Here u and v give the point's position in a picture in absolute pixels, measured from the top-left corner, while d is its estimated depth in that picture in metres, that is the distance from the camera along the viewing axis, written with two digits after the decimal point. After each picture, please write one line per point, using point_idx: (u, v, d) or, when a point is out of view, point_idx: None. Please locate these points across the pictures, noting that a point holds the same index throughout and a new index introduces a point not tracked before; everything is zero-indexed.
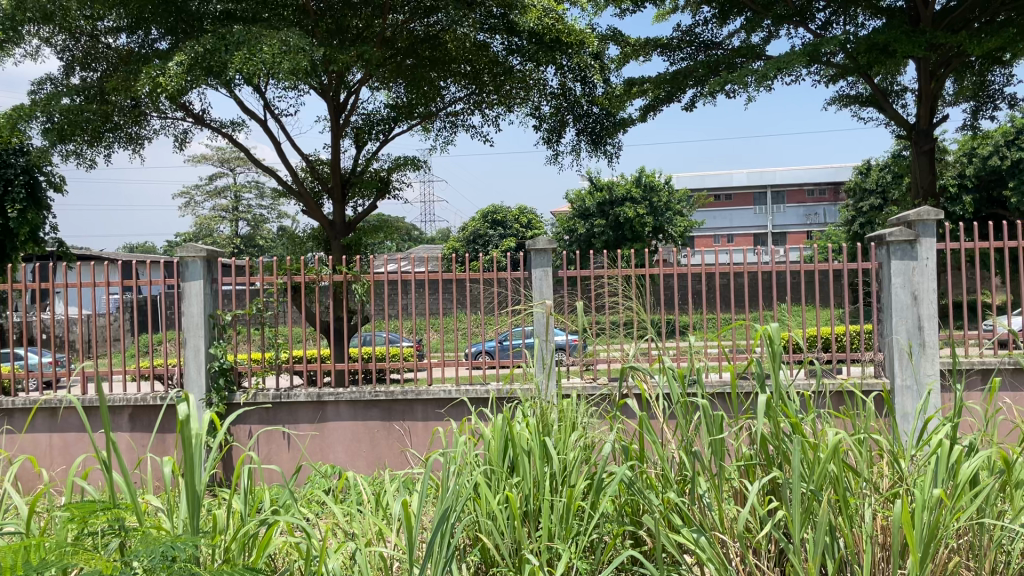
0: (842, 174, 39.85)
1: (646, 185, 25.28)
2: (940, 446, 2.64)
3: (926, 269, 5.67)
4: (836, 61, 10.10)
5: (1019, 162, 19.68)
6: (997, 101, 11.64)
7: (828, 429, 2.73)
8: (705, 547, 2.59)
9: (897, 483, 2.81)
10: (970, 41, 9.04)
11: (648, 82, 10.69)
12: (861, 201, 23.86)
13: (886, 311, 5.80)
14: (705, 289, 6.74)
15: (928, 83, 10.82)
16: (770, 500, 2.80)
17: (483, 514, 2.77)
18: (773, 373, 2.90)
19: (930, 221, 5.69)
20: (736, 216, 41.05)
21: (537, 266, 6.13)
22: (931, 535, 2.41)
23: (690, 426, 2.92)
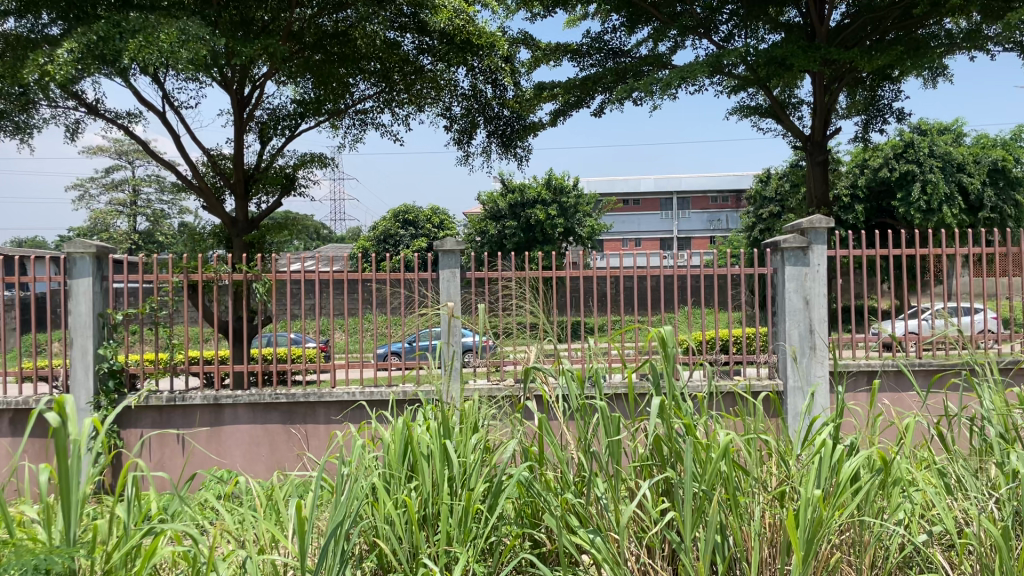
0: (743, 181, 41.23)
1: (556, 187, 25.55)
2: (823, 446, 2.75)
3: (818, 275, 5.92)
4: (737, 72, 10.43)
5: (905, 174, 20.75)
6: (886, 116, 12.23)
7: (720, 430, 2.81)
8: (600, 547, 2.62)
9: (785, 482, 2.91)
10: (862, 57, 9.46)
11: (557, 86, 10.81)
12: (761, 208, 24.79)
13: (780, 317, 6.02)
14: (610, 292, 6.85)
15: (822, 96, 11.30)
16: (663, 499, 2.85)
17: (381, 519, 2.73)
18: (669, 376, 2.96)
19: (822, 229, 5.89)
20: (643, 220, 41.96)
21: (444, 266, 6.08)
22: (813, 531, 2.51)
23: (587, 427, 2.96)
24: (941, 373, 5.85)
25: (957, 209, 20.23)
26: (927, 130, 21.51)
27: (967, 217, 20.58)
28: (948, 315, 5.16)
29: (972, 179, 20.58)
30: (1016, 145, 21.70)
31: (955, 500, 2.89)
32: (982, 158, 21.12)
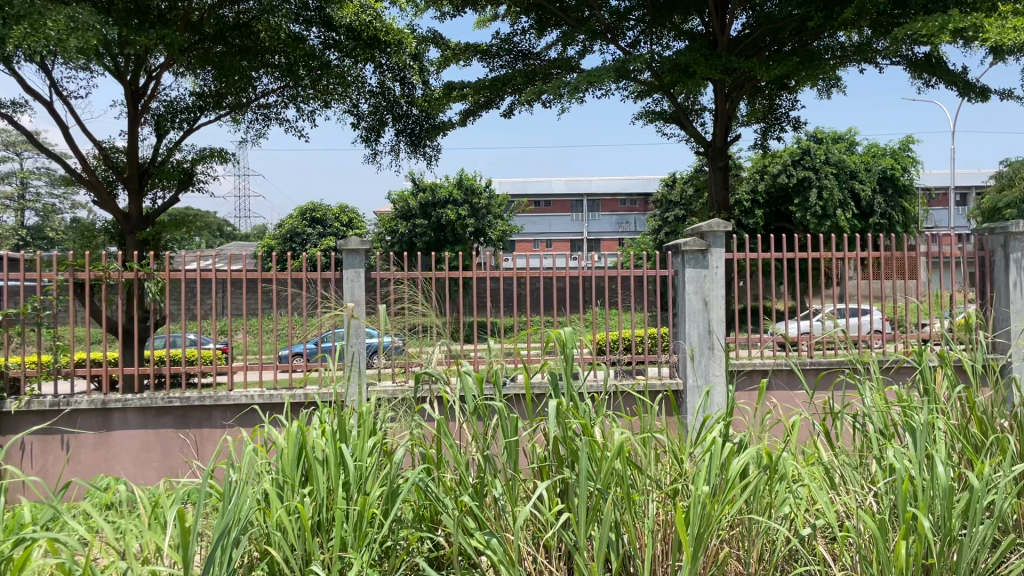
0: (651, 185, 42.15)
1: (467, 188, 25.52)
2: (713, 444, 2.82)
3: (716, 277, 6.10)
4: (644, 78, 10.65)
5: (803, 180, 21.62)
6: (783, 124, 12.70)
7: (616, 429, 2.85)
8: (496, 549, 2.61)
9: (678, 479, 2.97)
10: (761, 67, 9.79)
11: (467, 87, 10.80)
12: (668, 212, 25.45)
13: (680, 317, 6.17)
14: (517, 294, 6.86)
15: (723, 103, 11.62)
16: (559, 500, 2.86)
17: (272, 526, 2.65)
18: (566, 376, 2.98)
19: (720, 233, 6.08)
20: (554, 222, 42.43)
21: (348, 266, 5.95)
22: (703, 526, 2.57)
23: (486, 430, 2.94)
24: (825, 372, 6.14)
25: (850, 215, 21.32)
26: (822, 138, 22.47)
27: (859, 223, 21.72)
28: (835, 316, 5.39)
29: (863, 187, 21.63)
30: (903, 154, 22.71)
31: (838, 495, 3.01)
32: (872, 166, 22.06)
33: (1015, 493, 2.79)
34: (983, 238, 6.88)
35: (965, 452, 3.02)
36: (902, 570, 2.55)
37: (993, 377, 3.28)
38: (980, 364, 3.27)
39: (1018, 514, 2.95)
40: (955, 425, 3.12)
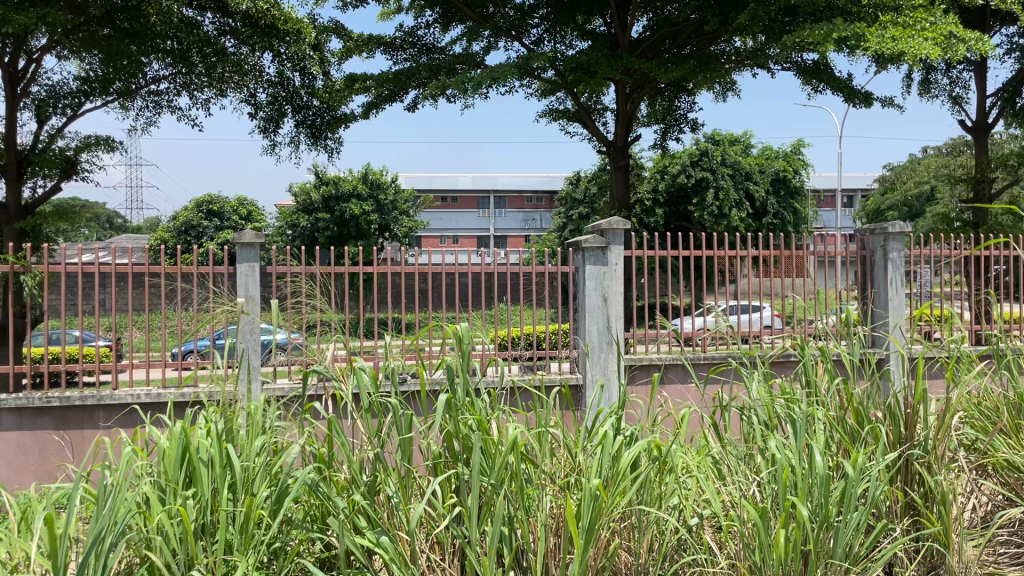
0: (557, 183, 42.65)
1: (372, 182, 25.20)
2: (605, 438, 2.86)
3: (615, 274, 6.21)
4: (547, 76, 10.74)
5: (700, 181, 22.32)
6: (682, 125, 13.05)
7: (509, 424, 2.85)
8: (387, 547, 2.56)
9: (572, 472, 2.99)
10: (660, 68, 10.04)
11: (370, 79, 10.66)
12: (572, 209, 25.87)
13: (580, 313, 6.26)
14: (420, 290, 6.79)
15: (624, 104, 11.82)
16: (452, 496, 2.83)
17: (151, 530, 2.53)
18: (462, 373, 2.96)
19: (618, 231, 6.21)
20: (461, 218, 42.43)
21: (242, 260, 5.77)
22: (594, 518, 2.60)
23: (379, 428, 2.89)
24: (708, 366, 6.41)
25: (744, 214, 22.13)
26: (719, 140, 23.20)
27: (752, 223, 22.60)
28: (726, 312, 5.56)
29: (757, 188, 22.49)
30: (795, 156, 23.66)
31: (724, 484, 3.09)
32: (766, 168, 22.92)
33: (886, 480, 2.93)
34: (864, 238, 7.21)
35: (842, 442, 3.17)
36: (781, 555, 2.65)
37: (867, 369, 3.45)
38: (856, 358, 3.43)
39: (890, 500, 3.10)
40: (832, 415, 3.26)
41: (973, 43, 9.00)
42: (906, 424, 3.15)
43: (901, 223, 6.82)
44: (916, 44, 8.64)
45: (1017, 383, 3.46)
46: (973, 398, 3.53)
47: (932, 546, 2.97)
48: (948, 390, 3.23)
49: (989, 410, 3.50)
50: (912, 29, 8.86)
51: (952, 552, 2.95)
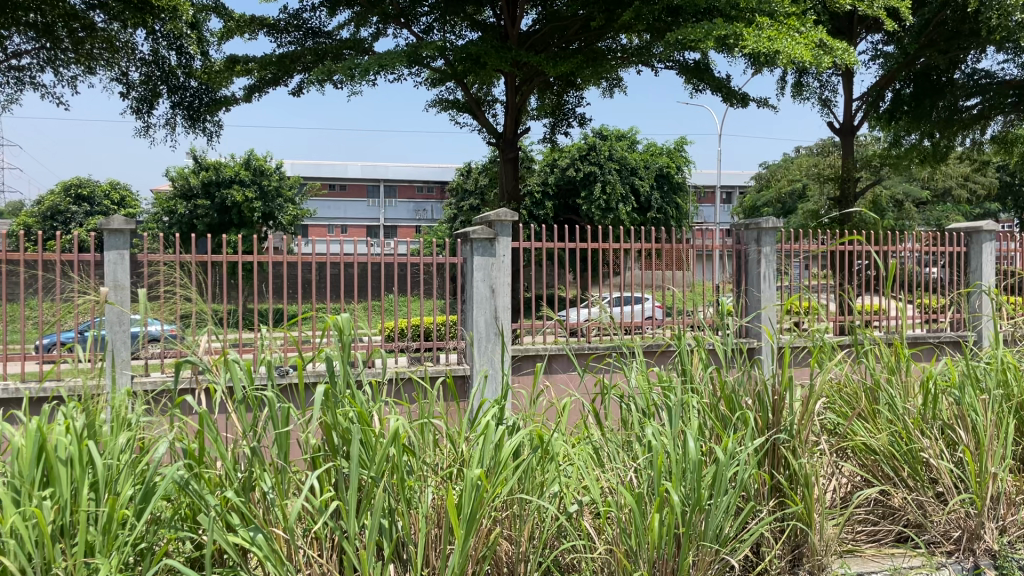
0: (447, 174, 42.58)
1: (255, 168, 24.43)
2: (486, 429, 2.86)
3: (503, 265, 6.26)
4: (436, 65, 10.69)
5: (588, 175, 22.79)
6: (570, 119, 13.24)
7: (389, 415, 2.80)
8: (261, 544, 2.48)
9: (455, 463, 2.98)
10: (548, 62, 10.18)
11: (253, 61, 10.48)
12: (463, 200, 25.95)
13: (468, 304, 6.28)
14: (305, 280, 6.62)
15: (513, 96, 11.88)
16: (329, 490, 2.77)
17: (2, 535, 2.35)
18: (343, 364, 2.89)
19: (507, 222, 6.25)
20: (349, 207, 41.75)
21: (110, 248, 5.48)
22: (474, 507, 2.60)
23: (254, 423, 2.79)
24: (587, 356, 6.69)
25: (630, 208, 22.76)
26: (608, 136, 23.43)
27: (638, 216, 23.28)
28: (608, 302, 5.69)
29: (642, 182, 23.16)
30: (678, 153, 24.35)
31: (603, 472, 3.15)
32: (651, 163, 23.57)
33: (754, 464, 3.06)
34: (739, 233, 7.56)
35: (714, 428, 3.29)
36: (654, 538, 2.73)
37: (739, 359, 3.59)
38: (729, 347, 3.56)
39: (758, 482, 3.24)
40: (706, 402, 3.38)
41: (840, 51, 9.51)
42: (773, 410, 3.30)
43: (774, 219, 7.17)
44: (790, 47, 9.04)
45: (874, 369, 3.67)
46: (835, 384, 3.73)
47: (796, 525, 3.12)
48: (813, 376, 3.40)
49: (849, 395, 3.72)
50: (787, 33, 9.27)
51: (814, 530, 3.11)
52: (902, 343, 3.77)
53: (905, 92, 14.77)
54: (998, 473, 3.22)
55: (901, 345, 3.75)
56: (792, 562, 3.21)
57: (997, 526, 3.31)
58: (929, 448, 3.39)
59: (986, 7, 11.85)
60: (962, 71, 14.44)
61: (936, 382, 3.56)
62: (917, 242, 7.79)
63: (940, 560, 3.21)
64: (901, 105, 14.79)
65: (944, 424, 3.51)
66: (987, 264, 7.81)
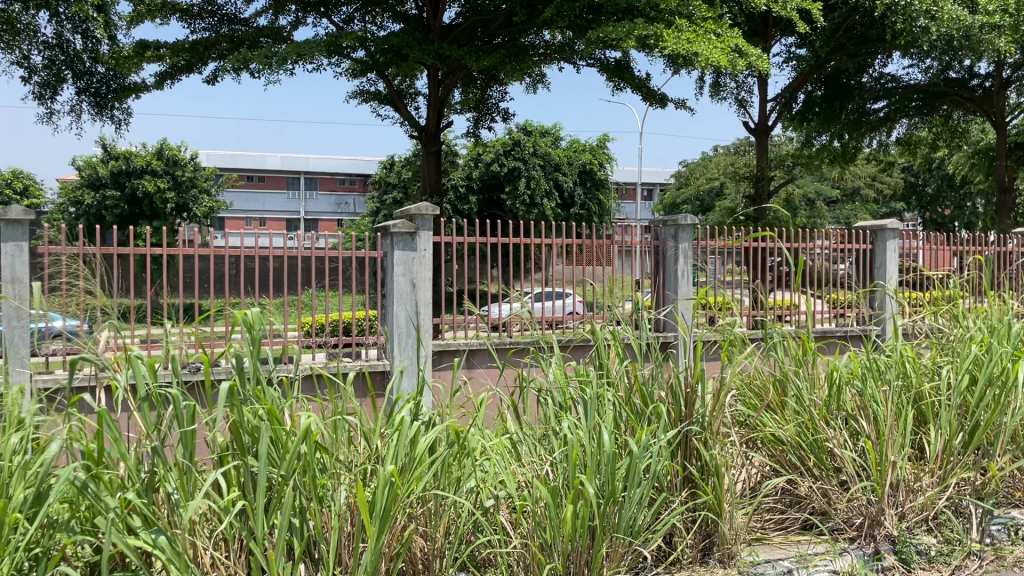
0: (370, 167, 42.12)
1: (168, 158, 23.67)
2: (401, 425, 2.82)
3: (424, 259, 6.23)
4: (357, 56, 10.54)
5: (513, 170, 22.88)
6: (493, 115, 13.24)
7: (301, 412, 2.73)
8: (164, 547, 2.39)
9: (369, 460, 2.93)
10: (471, 56, 10.17)
11: (164, 47, 10.17)
12: (386, 194, 25.76)
13: (388, 299, 6.23)
14: (219, 274, 6.43)
15: (436, 90, 11.80)
16: (237, 489, 2.68)
17: None
18: (253, 360, 2.81)
19: (428, 216, 6.23)
20: (268, 200, 40.87)
21: (7, 240, 5.23)
22: (387, 504, 2.56)
23: (158, 421, 2.68)
24: (508, 350, 6.64)
25: (553, 204, 22.97)
26: (531, 131, 23.67)
27: (561, 212, 23.54)
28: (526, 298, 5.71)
29: (565, 179, 23.39)
30: (600, 150, 24.63)
31: (520, 467, 3.15)
32: (574, 160, 23.79)
33: (666, 456, 3.11)
34: (658, 229, 7.72)
35: (629, 420, 3.33)
36: (569, 530, 2.76)
37: (654, 352, 3.64)
38: (644, 341, 3.61)
39: (671, 473, 3.29)
40: (622, 395, 3.42)
41: (754, 57, 9.80)
42: (686, 402, 3.36)
43: (691, 216, 7.40)
44: (708, 51, 9.25)
45: (782, 362, 3.81)
46: (745, 377, 3.84)
47: (707, 515, 3.19)
48: (723, 370, 3.49)
49: (758, 386, 3.84)
50: (704, 37, 9.48)
51: (723, 519, 3.19)
52: (809, 337, 3.89)
53: (816, 94, 15.25)
54: (897, 461, 3.36)
55: (808, 338, 3.87)
56: (704, 551, 3.27)
57: (897, 511, 3.44)
58: (833, 438, 3.52)
59: (892, 12, 12.35)
60: (870, 75, 15.10)
61: (840, 374, 3.68)
62: (827, 239, 8.09)
63: (843, 546, 3.33)
64: (813, 107, 15.16)
65: (848, 415, 3.64)
66: (890, 263, 8.18)
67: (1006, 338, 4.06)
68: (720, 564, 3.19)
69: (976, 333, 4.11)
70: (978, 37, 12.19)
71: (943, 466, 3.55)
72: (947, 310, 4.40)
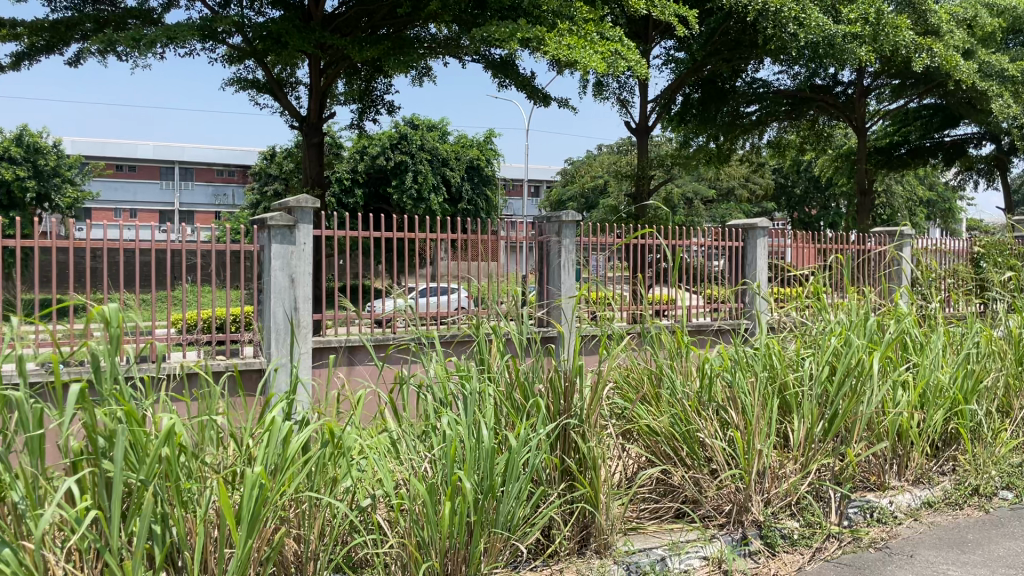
0: (250, 157, 40.79)
1: (27, 145, 22.18)
2: (272, 424, 2.70)
3: (303, 253, 6.09)
4: (233, 42, 10.17)
5: (399, 164, 22.68)
6: (378, 107, 13.08)
7: (164, 412, 2.58)
8: (8, 561, 2.22)
9: (238, 462, 2.81)
10: (354, 46, 9.99)
11: (20, 25, 9.52)
12: (267, 186, 25.49)
13: (265, 295, 6.06)
14: (82, 268, 6.04)
15: (317, 80, 11.51)
16: (91, 496, 2.51)
17: None
18: (110, 359, 2.63)
19: (307, 209, 6.09)
20: (140, 190, 38.94)
21: None
22: (256, 508, 2.46)
23: (1, 426, 2.47)
24: (387, 346, 6.62)
25: (440, 199, 22.92)
26: (417, 125, 23.49)
27: (448, 207, 23.51)
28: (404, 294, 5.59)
29: (453, 174, 23.37)
30: (487, 146, 24.69)
31: (398, 464, 3.09)
32: (461, 155, 23.75)
33: (544, 451, 3.13)
34: (542, 225, 7.81)
35: (508, 415, 3.34)
36: (446, 528, 2.74)
37: (535, 347, 3.65)
38: (524, 335, 3.60)
39: (549, 467, 3.32)
40: (502, 391, 3.42)
41: (634, 61, 10.04)
42: (564, 396, 3.40)
43: (574, 213, 7.53)
44: (588, 52, 9.43)
45: (657, 354, 3.92)
46: (622, 369, 3.92)
47: (584, 506, 3.24)
48: (600, 363, 3.55)
49: (635, 379, 3.94)
50: (585, 39, 9.65)
51: (600, 511, 3.25)
52: (683, 331, 4.00)
53: (693, 97, 15.69)
54: (763, 450, 3.51)
55: (682, 332, 3.97)
56: (581, 542, 3.31)
57: (762, 498, 3.59)
58: (704, 428, 3.63)
59: (763, 17, 12.96)
60: (743, 79, 15.78)
61: (711, 365, 3.81)
62: (703, 237, 8.38)
63: (713, 532, 3.46)
64: (690, 109, 15.73)
65: (718, 405, 3.76)
66: (760, 259, 8.59)
67: (862, 331, 4.31)
68: (597, 554, 3.24)
69: (837, 327, 4.35)
70: (842, 45, 12.87)
71: (805, 453, 3.73)
72: (810, 305, 4.63)
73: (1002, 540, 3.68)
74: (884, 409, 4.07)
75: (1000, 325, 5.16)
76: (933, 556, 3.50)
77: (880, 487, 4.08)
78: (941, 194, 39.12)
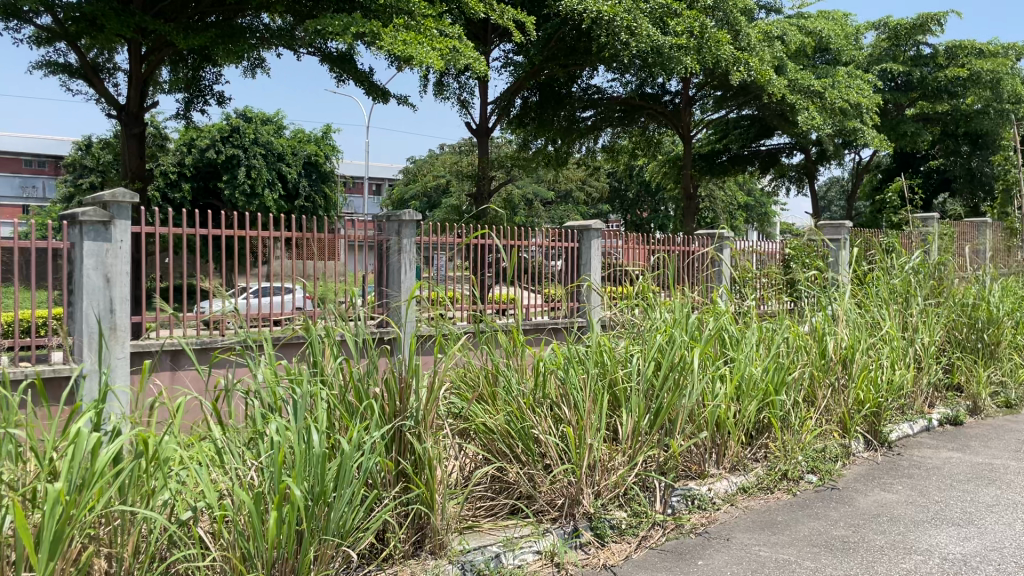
0: (63, 148, 37.74)
1: None
2: (77, 435, 2.49)
3: (120, 252, 5.71)
4: (41, 22, 9.39)
5: (231, 158, 21.77)
6: (207, 96, 12.48)
7: None
8: None
9: (40, 478, 2.57)
10: (179, 33, 9.47)
11: None
12: (81, 178, 23.62)
13: (76, 296, 5.62)
14: None
15: (138, 66, 10.80)
16: None
17: None
18: None
19: (124, 204, 5.73)
20: None
21: None
22: (59, 527, 2.27)
23: None
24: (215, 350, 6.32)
25: (275, 195, 22.18)
26: (251, 118, 22.63)
27: (284, 204, 22.80)
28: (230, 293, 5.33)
29: (289, 170, 22.67)
30: (325, 142, 24.12)
31: (222, 473, 2.94)
32: (298, 150, 23.09)
33: (378, 454, 3.08)
34: (382, 224, 7.68)
35: (342, 418, 3.25)
36: (272, 538, 2.63)
37: (370, 348, 3.59)
38: (359, 337, 3.52)
39: (383, 470, 3.27)
40: (335, 394, 3.33)
41: (471, 59, 10.13)
42: (400, 397, 3.36)
43: (413, 211, 7.48)
44: (425, 49, 9.43)
45: (493, 354, 3.96)
46: (459, 370, 3.91)
47: (418, 508, 3.22)
48: (437, 363, 3.53)
49: (472, 378, 3.95)
50: (423, 37, 9.61)
51: (434, 512, 3.25)
52: (519, 330, 4.05)
53: (531, 100, 16.06)
54: (593, 444, 3.63)
55: (517, 331, 4.03)
56: (416, 544, 3.28)
57: (592, 490, 3.71)
58: (538, 425, 3.72)
59: (598, 25, 13.36)
60: (579, 85, 16.24)
61: (545, 363, 3.89)
62: (540, 237, 8.57)
63: (545, 526, 3.53)
64: (528, 113, 16.11)
65: (552, 402, 3.85)
66: (594, 260, 8.88)
67: (685, 329, 4.55)
68: (432, 555, 3.23)
69: (663, 325, 4.56)
70: (669, 55, 13.58)
71: (632, 446, 3.89)
72: (637, 303, 4.83)
73: (806, 520, 3.99)
74: (704, 401, 4.31)
75: (804, 321, 5.61)
76: (747, 538, 3.74)
77: (700, 475, 4.32)
78: (759, 198, 42.05)
